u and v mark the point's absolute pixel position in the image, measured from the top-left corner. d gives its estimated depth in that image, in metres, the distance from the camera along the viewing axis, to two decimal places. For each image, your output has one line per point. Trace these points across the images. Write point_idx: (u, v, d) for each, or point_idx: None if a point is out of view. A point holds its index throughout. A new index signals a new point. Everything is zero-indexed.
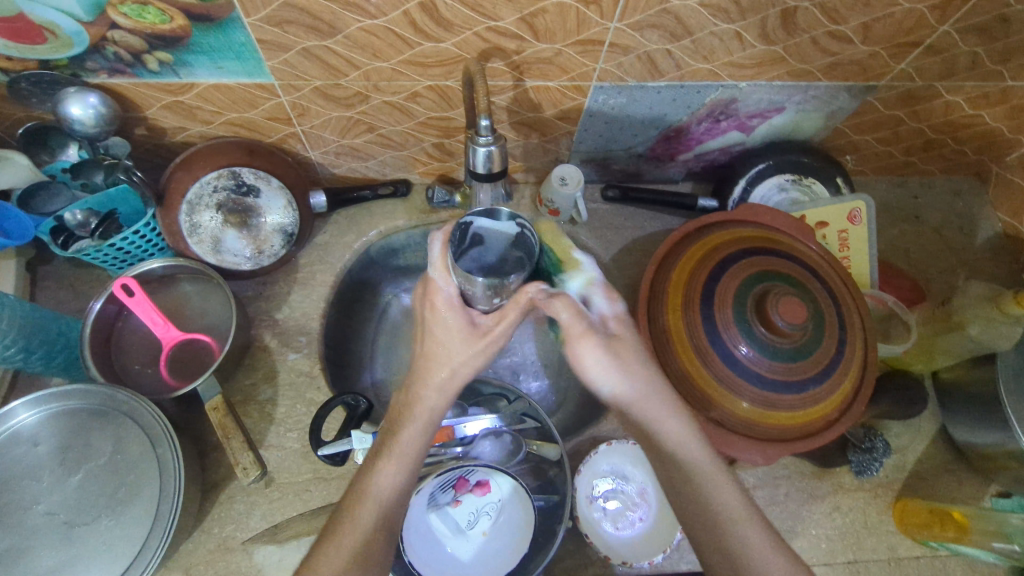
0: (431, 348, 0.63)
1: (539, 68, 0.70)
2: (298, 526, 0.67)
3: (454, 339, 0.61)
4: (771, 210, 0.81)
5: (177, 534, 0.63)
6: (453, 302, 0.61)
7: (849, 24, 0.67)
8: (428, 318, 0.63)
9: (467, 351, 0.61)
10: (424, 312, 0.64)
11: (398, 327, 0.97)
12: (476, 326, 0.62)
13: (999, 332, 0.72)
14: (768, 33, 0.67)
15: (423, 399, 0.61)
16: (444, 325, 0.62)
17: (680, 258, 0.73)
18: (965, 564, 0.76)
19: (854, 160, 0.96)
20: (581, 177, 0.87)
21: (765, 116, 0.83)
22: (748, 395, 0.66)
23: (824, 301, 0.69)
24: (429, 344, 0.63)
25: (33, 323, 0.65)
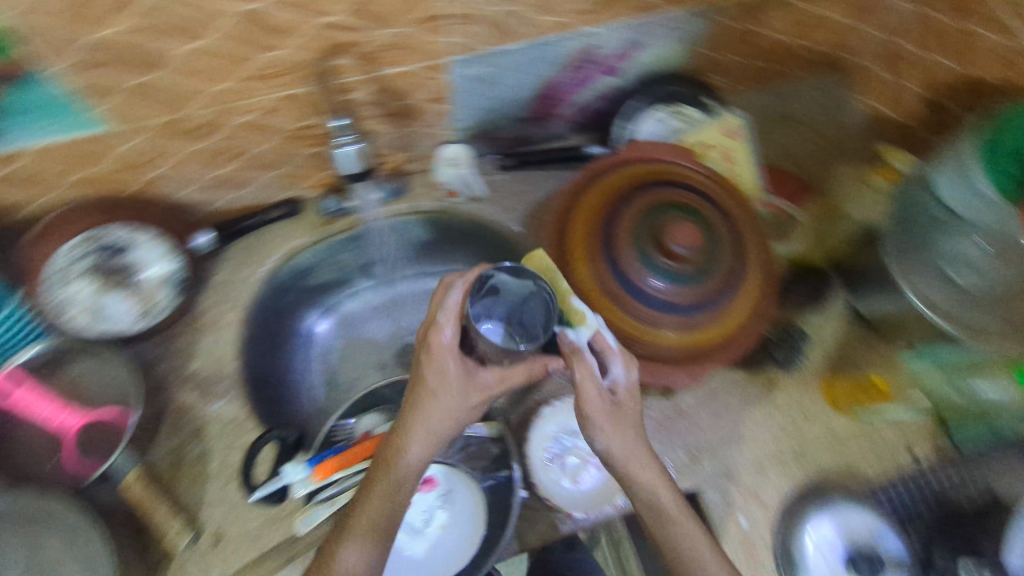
0: (422, 394, 0.62)
1: (393, 54, 0.68)
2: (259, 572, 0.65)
3: (446, 388, 0.62)
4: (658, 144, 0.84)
5: None
6: (453, 351, 0.62)
7: None
8: (424, 361, 0.63)
9: (457, 403, 0.62)
10: (417, 353, 0.64)
11: (331, 349, 0.96)
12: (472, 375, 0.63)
13: None
14: None
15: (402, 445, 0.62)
16: (438, 375, 0.62)
17: (577, 211, 0.74)
18: (895, 424, 0.83)
19: (725, 78, 0.99)
20: (469, 154, 0.89)
21: (626, 55, 0.85)
22: (668, 324, 0.70)
23: (714, 221, 0.74)
24: (421, 394, 0.62)
25: None
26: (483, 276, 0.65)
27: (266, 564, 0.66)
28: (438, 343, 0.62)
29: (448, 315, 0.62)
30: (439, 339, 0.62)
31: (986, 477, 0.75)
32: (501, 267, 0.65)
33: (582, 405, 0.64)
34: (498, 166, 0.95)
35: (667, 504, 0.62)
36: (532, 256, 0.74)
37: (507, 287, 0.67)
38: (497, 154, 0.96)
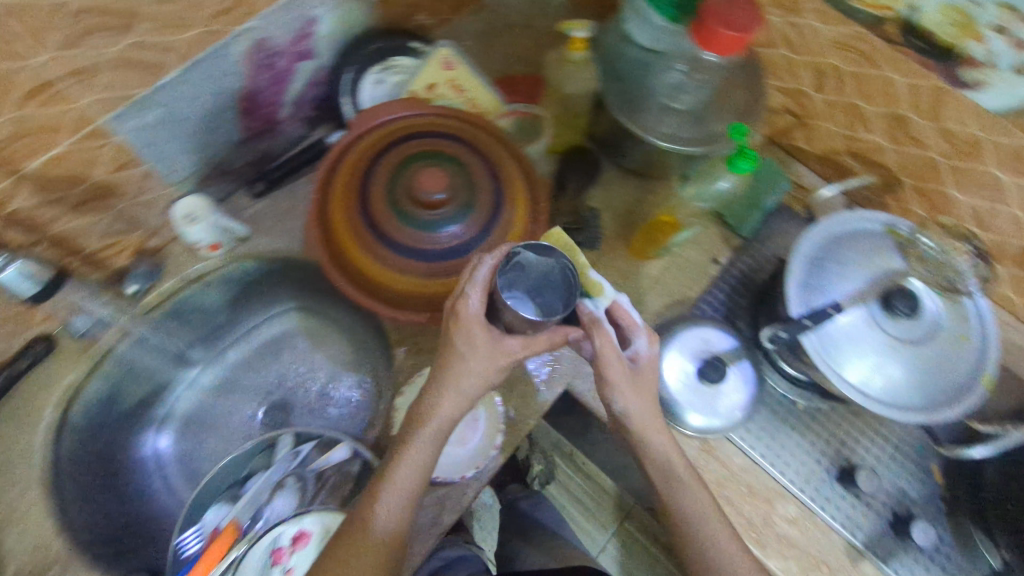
0: (449, 361, 0.65)
1: (24, 144, 0.59)
2: None
3: (471, 355, 0.63)
4: (385, 103, 0.81)
5: None
6: (480, 320, 0.63)
7: None
8: (454, 330, 0.64)
9: (479, 373, 0.64)
10: (445, 320, 0.66)
11: (186, 448, 0.93)
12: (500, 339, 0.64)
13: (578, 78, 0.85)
14: None
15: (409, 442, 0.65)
16: (465, 342, 0.63)
17: (330, 209, 0.72)
18: (692, 243, 0.95)
19: (426, 15, 1.00)
20: (206, 201, 0.81)
21: (307, 33, 0.78)
22: (458, 268, 0.71)
23: (458, 153, 0.75)
24: (449, 359, 0.64)
25: None
26: (509, 252, 0.64)
27: None
28: (465, 308, 0.63)
29: (476, 284, 0.63)
30: (467, 308, 0.64)
31: (762, 252, 0.95)
32: (530, 243, 0.65)
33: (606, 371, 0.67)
34: (252, 195, 0.90)
35: (649, 425, 0.68)
36: (551, 235, 0.77)
37: (533, 264, 0.65)
38: (244, 186, 0.90)
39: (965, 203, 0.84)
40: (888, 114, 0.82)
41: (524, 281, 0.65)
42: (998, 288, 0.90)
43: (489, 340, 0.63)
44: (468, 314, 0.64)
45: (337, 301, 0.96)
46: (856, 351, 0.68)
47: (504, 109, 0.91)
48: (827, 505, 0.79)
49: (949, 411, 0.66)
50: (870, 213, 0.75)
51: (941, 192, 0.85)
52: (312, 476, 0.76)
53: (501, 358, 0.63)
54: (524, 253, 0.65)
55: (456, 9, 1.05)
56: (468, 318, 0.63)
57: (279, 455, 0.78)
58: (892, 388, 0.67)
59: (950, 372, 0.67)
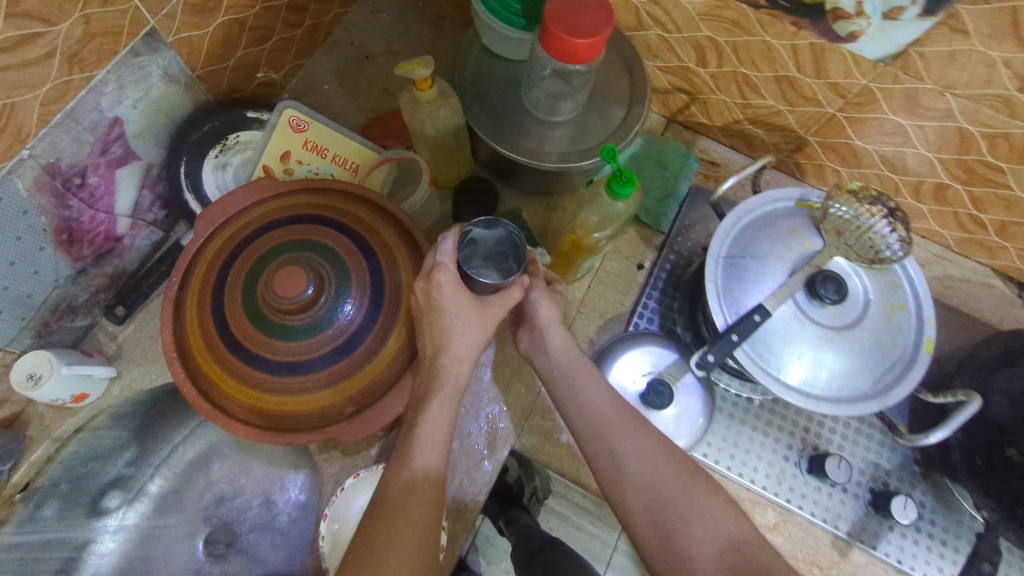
0: (439, 336, 0.59)
1: None
2: None
3: (459, 322, 0.60)
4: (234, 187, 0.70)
5: None
6: (461, 284, 0.60)
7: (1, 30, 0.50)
8: (438, 298, 0.59)
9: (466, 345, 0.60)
10: (421, 295, 0.61)
11: None
12: (484, 304, 0.60)
13: (441, 117, 0.76)
14: None
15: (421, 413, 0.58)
16: (452, 306, 0.59)
17: (189, 337, 0.63)
18: (614, 254, 0.88)
19: (266, 70, 0.89)
20: (49, 354, 0.70)
21: (114, 140, 0.67)
22: (332, 376, 0.63)
23: (320, 236, 0.66)
24: (440, 327, 0.59)
25: None
26: (461, 233, 0.62)
27: None
28: (443, 278, 0.59)
29: (444, 260, 0.60)
30: (445, 277, 0.59)
31: (685, 245, 0.87)
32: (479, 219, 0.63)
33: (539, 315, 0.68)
34: (116, 321, 0.80)
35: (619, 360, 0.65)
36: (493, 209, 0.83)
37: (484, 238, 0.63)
38: (103, 309, 0.80)
39: (869, 150, 0.79)
40: (772, 78, 0.76)
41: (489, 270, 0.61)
42: (920, 226, 0.86)
43: (470, 304, 0.60)
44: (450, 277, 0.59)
45: None
46: (795, 351, 0.63)
47: (378, 157, 0.82)
48: (804, 502, 0.75)
49: (899, 389, 0.63)
50: (779, 190, 0.69)
51: (847, 145, 0.80)
52: None
53: (484, 321, 0.61)
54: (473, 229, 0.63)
55: (301, 54, 0.94)
56: (451, 282, 0.59)
57: None
58: (838, 381, 0.63)
59: (891, 347, 0.64)
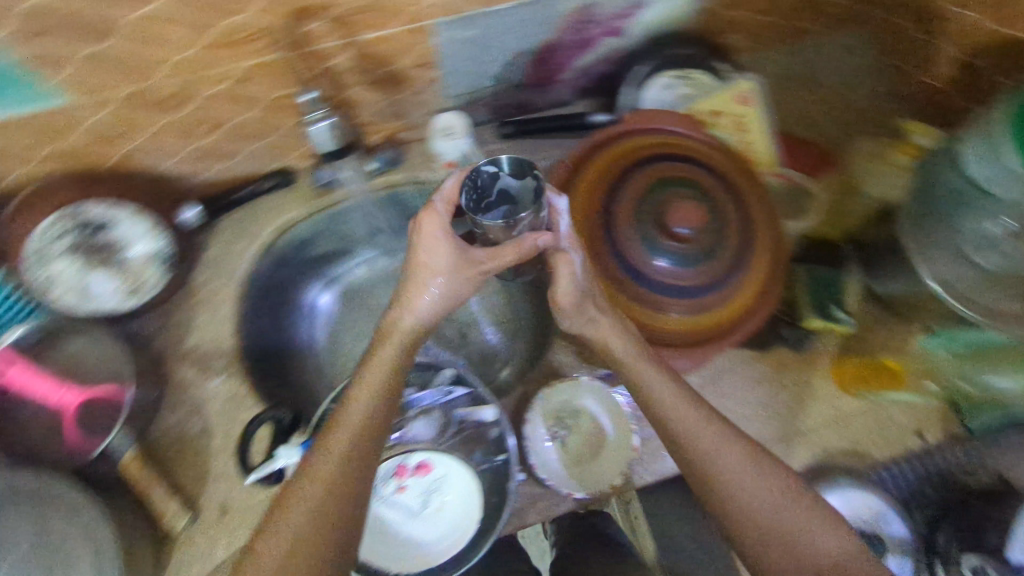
0: (416, 277, 0.64)
1: (366, 17, 0.61)
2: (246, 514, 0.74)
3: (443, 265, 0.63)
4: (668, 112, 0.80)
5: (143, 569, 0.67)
6: (446, 234, 0.63)
7: None
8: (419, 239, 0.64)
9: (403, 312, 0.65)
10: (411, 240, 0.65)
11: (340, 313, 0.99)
12: (462, 257, 0.64)
13: (883, 177, 0.79)
14: None
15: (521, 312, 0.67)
16: (433, 260, 0.63)
17: (579, 183, 0.72)
18: (907, 408, 0.81)
19: (738, 39, 0.88)
20: (466, 121, 0.84)
21: (629, 15, 0.76)
22: (648, 300, 0.68)
23: (721, 197, 0.70)
24: (423, 269, 0.64)
25: None
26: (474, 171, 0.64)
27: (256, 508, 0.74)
28: (428, 217, 0.63)
29: (442, 198, 0.64)
30: (431, 224, 0.63)
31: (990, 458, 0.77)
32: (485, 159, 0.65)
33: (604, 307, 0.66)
34: (499, 134, 0.89)
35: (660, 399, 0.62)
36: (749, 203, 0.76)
37: (512, 187, 0.65)
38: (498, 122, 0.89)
39: None
40: None
41: (506, 203, 0.66)
42: None
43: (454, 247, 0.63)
44: (428, 226, 0.63)
45: None
46: None
47: (772, 169, 0.85)
48: None
49: None
50: None
51: None
52: (453, 422, 0.65)
53: (460, 273, 0.64)
54: (482, 167, 0.65)
55: (766, 40, 0.89)
56: (427, 231, 0.63)
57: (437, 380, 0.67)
58: None
59: None
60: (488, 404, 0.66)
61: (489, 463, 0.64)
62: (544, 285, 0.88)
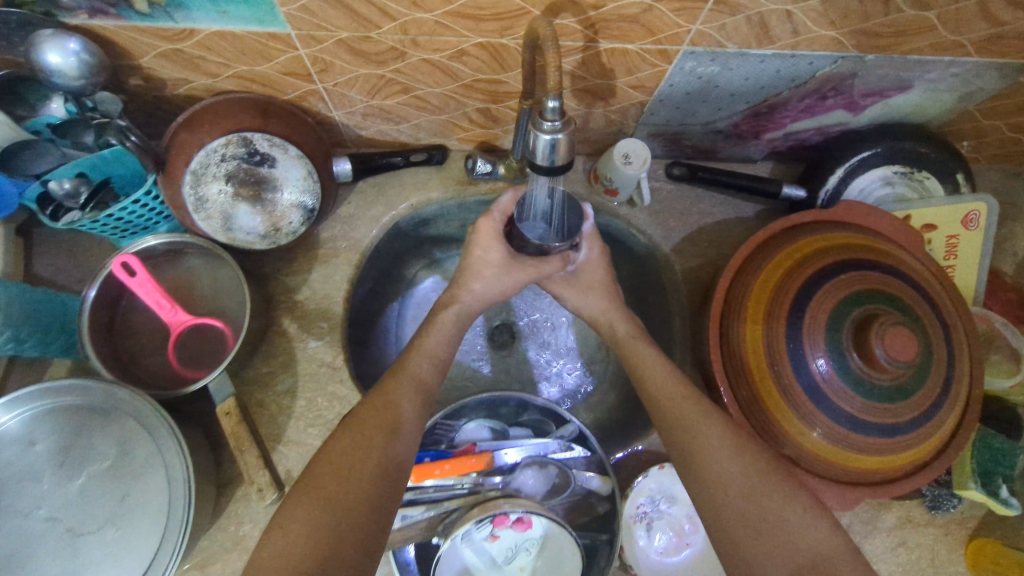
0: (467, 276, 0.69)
1: (620, 27, 0.54)
2: None
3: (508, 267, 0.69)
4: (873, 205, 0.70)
5: (199, 523, 0.63)
6: (500, 240, 0.68)
7: None
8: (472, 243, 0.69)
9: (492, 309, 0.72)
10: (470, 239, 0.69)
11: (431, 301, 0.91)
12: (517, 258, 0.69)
13: None
14: None
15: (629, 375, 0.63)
16: (483, 256, 0.69)
17: (767, 264, 0.64)
18: None
19: (970, 147, 0.78)
20: (648, 154, 0.73)
21: (882, 95, 0.66)
22: (820, 425, 0.59)
23: (936, 331, 0.59)
24: (471, 267, 0.69)
25: (34, 309, 0.62)
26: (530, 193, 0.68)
27: None
28: (485, 224, 0.68)
29: (498, 211, 0.68)
30: (486, 228, 0.68)
31: None
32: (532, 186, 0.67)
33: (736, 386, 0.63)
34: (667, 173, 0.80)
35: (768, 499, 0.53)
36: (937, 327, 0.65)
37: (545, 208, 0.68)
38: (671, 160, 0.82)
39: None
40: None
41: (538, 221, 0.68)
42: None
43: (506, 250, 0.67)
44: (486, 228, 0.68)
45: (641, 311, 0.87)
46: None
47: (974, 307, 0.72)
48: None
49: None
50: None
51: None
52: (568, 482, 0.64)
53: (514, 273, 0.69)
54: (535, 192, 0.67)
55: (996, 157, 0.81)
56: (489, 231, 0.68)
57: (552, 435, 0.68)
58: None
59: None
60: (606, 475, 0.63)
61: (593, 538, 0.63)
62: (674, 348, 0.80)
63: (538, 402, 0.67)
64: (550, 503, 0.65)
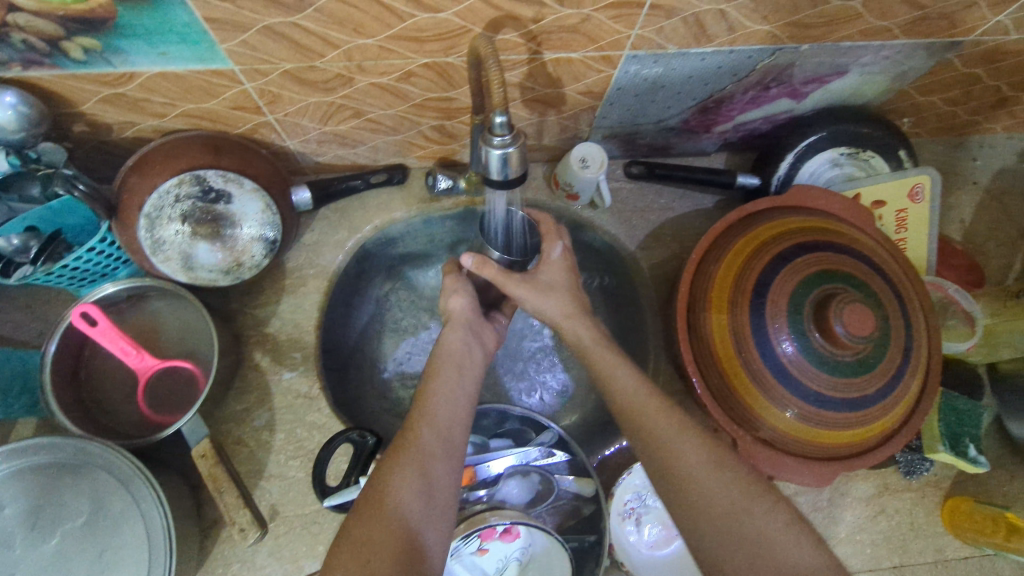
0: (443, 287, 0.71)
1: (562, 38, 0.55)
2: (296, 531, 0.67)
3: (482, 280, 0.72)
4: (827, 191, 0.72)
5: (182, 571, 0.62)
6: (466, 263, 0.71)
7: None
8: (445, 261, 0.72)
9: (486, 344, 0.71)
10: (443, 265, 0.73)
11: (405, 319, 0.90)
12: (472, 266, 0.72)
13: None
14: None
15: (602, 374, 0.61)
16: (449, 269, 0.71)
17: (725, 255, 0.66)
18: (1014, 565, 0.74)
19: (911, 123, 0.81)
20: (605, 157, 0.74)
21: (823, 81, 0.68)
22: (792, 406, 0.61)
23: (890, 304, 0.62)
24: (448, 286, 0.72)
25: None
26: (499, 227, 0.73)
27: (307, 526, 0.68)
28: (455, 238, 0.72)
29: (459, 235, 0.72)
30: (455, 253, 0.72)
31: None
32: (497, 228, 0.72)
33: (716, 378, 0.64)
34: (625, 173, 0.81)
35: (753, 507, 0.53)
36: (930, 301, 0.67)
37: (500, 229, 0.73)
38: (628, 160, 0.83)
39: None
40: None
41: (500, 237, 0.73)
42: None
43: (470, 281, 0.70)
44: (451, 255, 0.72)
45: (613, 310, 0.88)
46: None
47: (926, 276, 0.74)
48: None
49: None
50: None
51: None
52: (552, 487, 0.66)
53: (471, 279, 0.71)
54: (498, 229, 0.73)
55: (936, 130, 0.85)
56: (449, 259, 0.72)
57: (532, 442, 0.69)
58: None
59: None
60: (588, 478, 0.64)
61: (581, 540, 0.63)
62: (648, 343, 0.81)
63: (517, 411, 0.68)
64: (535, 511, 0.66)
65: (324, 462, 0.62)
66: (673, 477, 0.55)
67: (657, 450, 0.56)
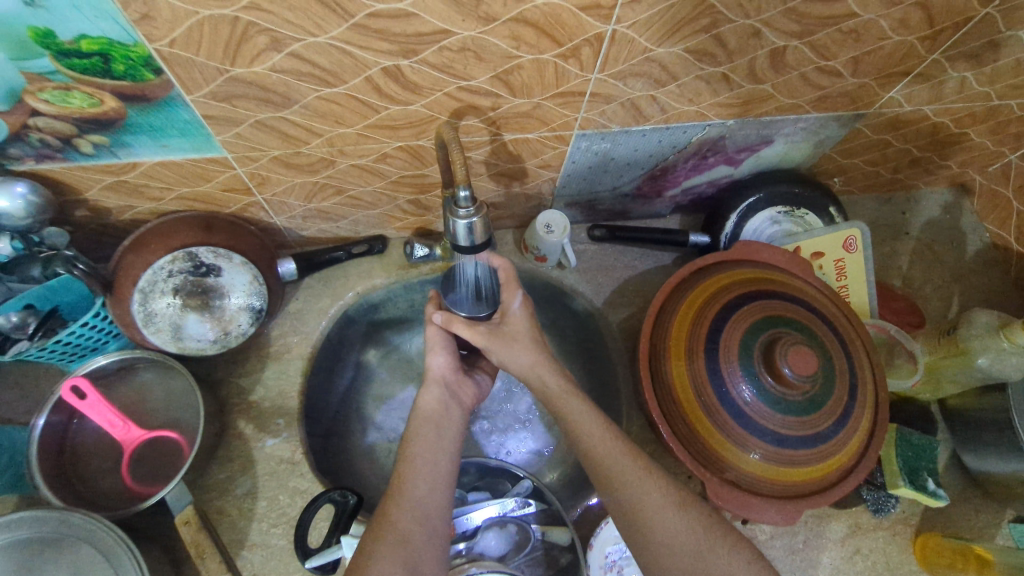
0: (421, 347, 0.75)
1: (518, 122, 0.63)
2: None
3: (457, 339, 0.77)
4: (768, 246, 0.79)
5: None
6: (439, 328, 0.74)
7: (840, 59, 0.62)
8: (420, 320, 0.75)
9: (464, 400, 0.73)
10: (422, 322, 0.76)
11: (387, 382, 0.93)
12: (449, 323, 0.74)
13: None
14: (756, 73, 0.62)
15: (572, 422, 0.65)
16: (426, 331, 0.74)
17: (679, 306, 0.72)
18: None
19: (841, 182, 0.91)
20: (567, 223, 0.81)
21: (753, 149, 0.77)
22: (751, 444, 0.64)
23: (832, 345, 0.67)
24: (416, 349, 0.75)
25: None
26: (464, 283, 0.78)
27: None
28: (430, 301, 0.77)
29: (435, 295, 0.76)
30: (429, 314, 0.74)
31: None
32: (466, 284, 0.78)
33: (680, 422, 0.67)
34: (589, 235, 0.88)
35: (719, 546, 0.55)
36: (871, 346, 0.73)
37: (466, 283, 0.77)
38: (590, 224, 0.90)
39: None
40: None
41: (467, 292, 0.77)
42: None
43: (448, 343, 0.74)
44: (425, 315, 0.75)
45: (586, 364, 0.92)
46: None
47: (868, 319, 0.81)
48: None
49: None
50: None
51: None
52: (530, 539, 0.67)
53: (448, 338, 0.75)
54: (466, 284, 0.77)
55: (864, 187, 0.94)
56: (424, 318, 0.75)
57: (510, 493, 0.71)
58: None
59: None
60: (565, 527, 0.66)
61: None
62: (620, 395, 0.85)
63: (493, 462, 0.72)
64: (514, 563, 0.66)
65: (306, 523, 0.63)
66: (644, 520, 0.57)
67: (627, 494, 0.59)
